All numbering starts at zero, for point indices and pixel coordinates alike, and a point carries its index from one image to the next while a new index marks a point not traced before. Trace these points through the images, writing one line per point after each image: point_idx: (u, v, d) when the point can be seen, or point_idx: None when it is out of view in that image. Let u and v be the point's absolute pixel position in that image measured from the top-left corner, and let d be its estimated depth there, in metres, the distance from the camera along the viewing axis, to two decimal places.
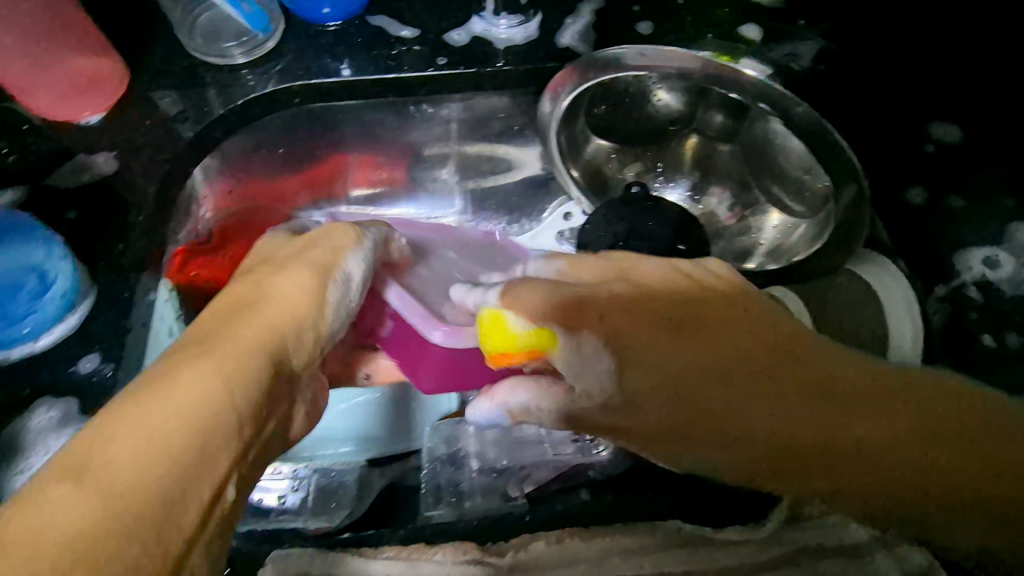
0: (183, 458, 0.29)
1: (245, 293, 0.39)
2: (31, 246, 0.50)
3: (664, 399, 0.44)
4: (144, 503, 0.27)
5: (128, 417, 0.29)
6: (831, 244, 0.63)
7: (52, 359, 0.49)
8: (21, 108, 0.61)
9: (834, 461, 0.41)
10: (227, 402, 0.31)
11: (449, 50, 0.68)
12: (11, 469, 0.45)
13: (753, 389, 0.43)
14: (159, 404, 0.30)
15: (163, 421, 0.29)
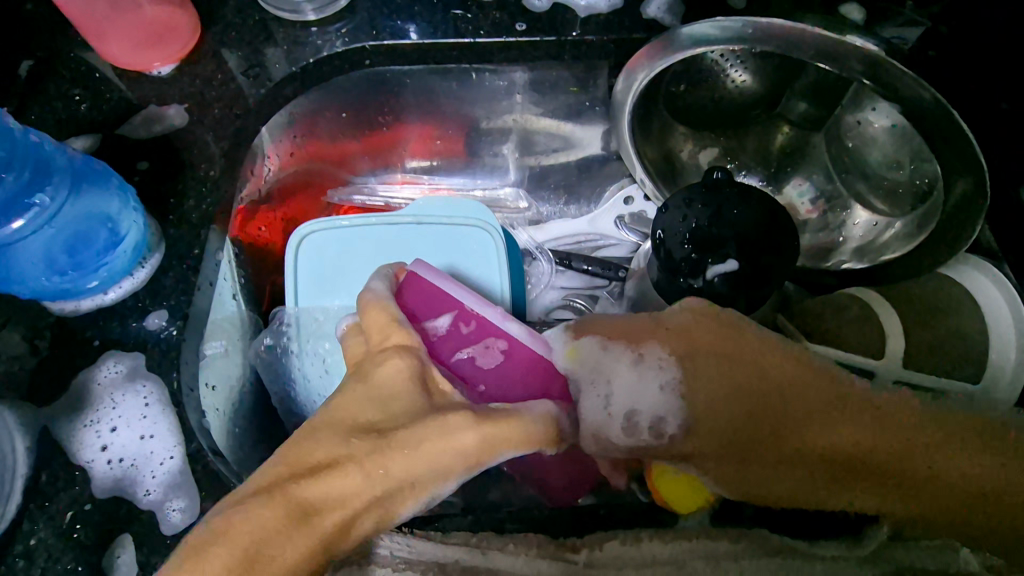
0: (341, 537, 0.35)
1: (390, 371, 0.40)
2: (103, 195, 0.47)
3: (716, 422, 0.39)
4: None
5: (286, 538, 0.33)
6: (929, 247, 0.59)
7: (121, 311, 0.48)
8: (95, 57, 0.60)
9: (896, 484, 0.37)
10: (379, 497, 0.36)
11: (528, 16, 0.65)
12: (79, 420, 0.44)
13: (819, 422, 0.38)
14: (321, 497, 0.34)
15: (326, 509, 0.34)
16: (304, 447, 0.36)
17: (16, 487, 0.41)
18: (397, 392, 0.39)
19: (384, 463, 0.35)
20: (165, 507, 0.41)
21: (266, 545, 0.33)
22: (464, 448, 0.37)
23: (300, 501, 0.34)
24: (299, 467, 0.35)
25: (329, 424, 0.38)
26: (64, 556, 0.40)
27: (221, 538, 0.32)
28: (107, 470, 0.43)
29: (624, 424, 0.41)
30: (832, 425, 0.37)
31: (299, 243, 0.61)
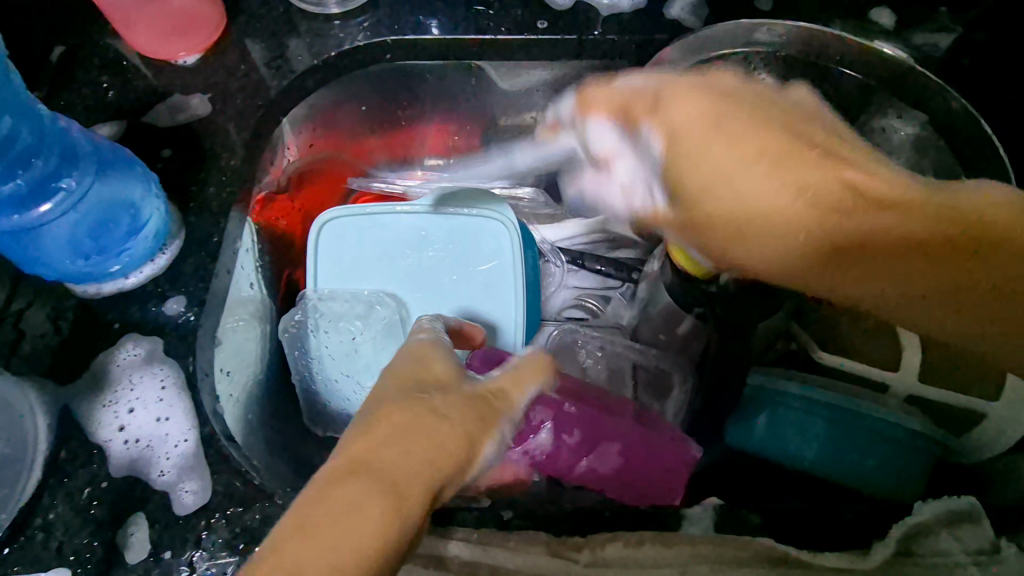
0: (428, 480, 0.30)
1: (418, 362, 0.38)
2: (126, 183, 0.48)
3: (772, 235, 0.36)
4: (397, 520, 0.29)
5: (397, 466, 0.30)
6: None
7: (141, 296, 0.49)
8: (122, 45, 0.61)
9: (910, 273, 0.34)
10: (455, 448, 0.32)
11: (550, 14, 0.64)
12: (98, 401, 0.45)
13: (880, 215, 0.33)
14: (407, 443, 0.31)
15: (409, 449, 0.31)
16: (379, 420, 0.33)
17: (37, 462, 0.43)
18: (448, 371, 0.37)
19: (463, 407, 0.34)
20: (178, 487, 0.42)
21: (342, 525, 0.28)
22: (517, 398, 0.36)
23: (378, 456, 0.31)
24: (380, 429, 0.32)
25: (392, 399, 0.35)
26: (80, 531, 0.41)
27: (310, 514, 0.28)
28: (123, 450, 0.44)
29: (631, 193, 0.42)
30: (873, 218, 0.33)
31: (319, 230, 0.64)
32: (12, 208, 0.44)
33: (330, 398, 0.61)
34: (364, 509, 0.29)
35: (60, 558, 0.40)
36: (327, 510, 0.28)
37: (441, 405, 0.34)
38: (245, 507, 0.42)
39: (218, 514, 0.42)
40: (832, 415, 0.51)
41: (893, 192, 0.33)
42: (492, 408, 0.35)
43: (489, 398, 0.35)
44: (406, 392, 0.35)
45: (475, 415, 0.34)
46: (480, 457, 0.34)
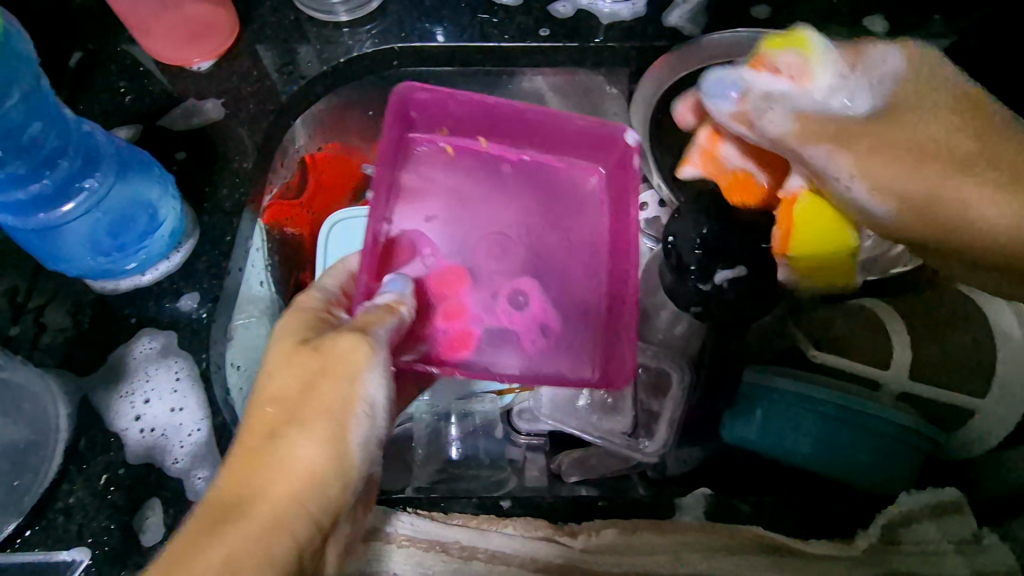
0: (301, 490, 0.32)
1: (290, 354, 0.36)
2: (145, 184, 0.50)
3: (898, 172, 0.40)
4: (277, 545, 0.30)
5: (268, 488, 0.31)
6: None
7: (157, 292, 0.51)
8: (139, 51, 0.64)
9: (1014, 184, 0.39)
10: (321, 464, 0.32)
11: (552, 21, 0.66)
12: (115, 391, 0.47)
13: (937, 157, 0.40)
14: (269, 467, 0.32)
15: (291, 469, 0.32)
16: (241, 447, 0.33)
17: (58, 449, 0.45)
18: (295, 369, 0.34)
19: (316, 409, 0.33)
20: (191, 474, 0.44)
21: (235, 557, 0.29)
22: (357, 378, 0.34)
23: (241, 491, 0.31)
24: (241, 464, 0.32)
25: (254, 412, 0.34)
26: (99, 515, 0.43)
27: (189, 564, 0.28)
28: (139, 439, 0.46)
29: (830, 108, 0.41)
30: (931, 154, 0.39)
31: (328, 230, 0.66)
32: (37, 207, 0.46)
33: None
34: (193, 558, 0.28)
35: (79, 540, 0.42)
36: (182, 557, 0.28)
37: (288, 421, 0.33)
38: None
39: None
40: (830, 409, 0.50)
41: (930, 147, 0.40)
42: (314, 387, 0.34)
43: (316, 378, 0.34)
44: (277, 411, 0.34)
45: (291, 408, 0.33)
46: (320, 459, 0.32)
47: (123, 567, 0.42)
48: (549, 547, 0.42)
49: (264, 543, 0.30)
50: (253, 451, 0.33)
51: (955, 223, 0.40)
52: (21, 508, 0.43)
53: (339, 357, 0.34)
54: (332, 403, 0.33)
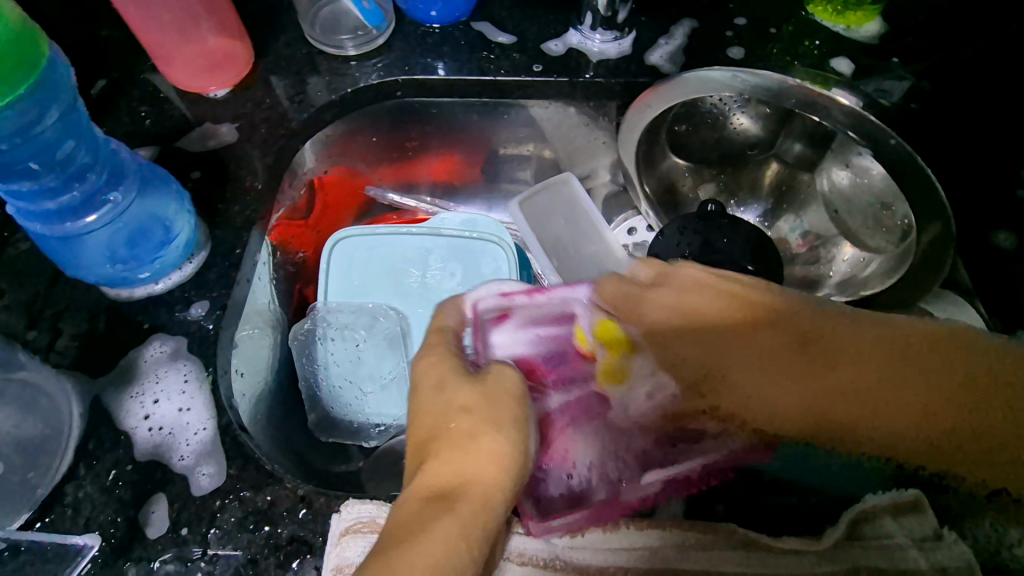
0: (508, 480, 0.36)
1: (471, 387, 0.39)
2: (162, 199, 0.54)
3: (779, 382, 0.42)
4: (471, 540, 0.33)
5: (444, 516, 0.33)
6: (885, 280, 0.66)
7: (169, 300, 0.54)
8: (161, 81, 0.69)
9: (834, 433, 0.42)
10: (516, 459, 0.36)
11: (545, 59, 0.72)
12: (126, 393, 0.50)
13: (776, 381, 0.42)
14: (450, 463, 0.36)
15: (487, 456, 0.36)
16: (434, 462, 0.36)
17: (68, 447, 0.47)
18: (468, 394, 0.39)
19: (489, 408, 0.38)
20: (196, 471, 0.46)
21: (427, 521, 0.33)
22: (509, 383, 0.40)
23: (434, 486, 0.35)
24: (433, 472, 0.36)
25: (433, 431, 0.38)
26: (105, 509, 0.45)
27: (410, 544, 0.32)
28: (148, 437, 0.48)
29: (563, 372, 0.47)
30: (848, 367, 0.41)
31: (333, 247, 0.71)
32: (64, 216, 0.50)
33: (333, 403, 0.66)
34: (437, 527, 0.32)
35: (86, 531, 0.44)
36: (406, 527, 0.33)
37: (486, 422, 0.37)
38: (257, 489, 0.46)
39: (232, 495, 0.46)
40: None
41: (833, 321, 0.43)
42: (498, 403, 0.38)
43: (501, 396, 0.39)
44: (458, 416, 0.38)
45: (487, 414, 0.37)
46: (511, 453, 0.36)
47: (128, 558, 0.44)
48: (536, 544, 0.44)
49: (475, 528, 0.33)
50: (454, 468, 0.35)
51: (901, 429, 0.40)
52: (31, 502, 0.45)
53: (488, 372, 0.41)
54: (514, 415, 0.38)
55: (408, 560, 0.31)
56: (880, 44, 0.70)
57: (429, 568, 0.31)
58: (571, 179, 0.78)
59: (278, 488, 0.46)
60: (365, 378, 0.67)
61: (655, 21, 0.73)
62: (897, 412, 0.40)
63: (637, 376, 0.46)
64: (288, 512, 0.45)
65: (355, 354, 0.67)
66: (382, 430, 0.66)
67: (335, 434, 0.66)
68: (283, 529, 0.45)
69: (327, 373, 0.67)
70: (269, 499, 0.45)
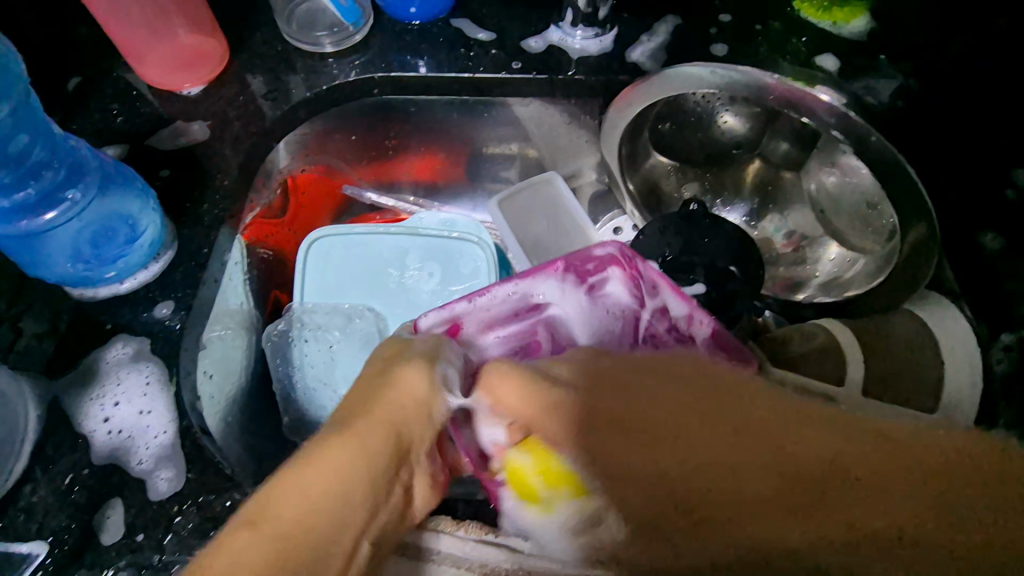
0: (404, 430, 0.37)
1: (402, 348, 0.43)
2: (126, 197, 0.52)
3: (760, 469, 0.38)
4: (349, 480, 0.34)
5: (328, 458, 0.34)
6: (873, 281, 0.64)
7: (134, 300, 0.53)
8: (134, 78, 0.68)
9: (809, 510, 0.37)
10: (415, 417, 0.38)
11: (525, 56, 0.70)
12: (86, 394, 0.49)
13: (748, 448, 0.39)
14: (358, 405, 0.38)
15: (392, 402, 0.38)
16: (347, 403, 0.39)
17: (25, 449, 0.46)
18: (403, 357, 0.41)
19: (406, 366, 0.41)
20: (154, 475, 0.45)
21: (323, 449, 0.35)
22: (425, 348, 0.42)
23: (342, 418, 0.38)
24: (345, 413, 0.38)
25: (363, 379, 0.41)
26: (60, 513, 0.44)
27: (307, 467, 0.34)
28: (107, 440, 0.47)
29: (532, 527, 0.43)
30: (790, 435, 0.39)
31: (308, 247, 0.70)
32: (22, 214, 0.49)
33: (307, 405, 0.64)
34: (328, 448, 0.35)
35: (40, 535, 0.43)
36: (307, 449, 0.36)
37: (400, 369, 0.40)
38: (215, 494, 0.45)
39: (189, 500, 0.44)
40: None
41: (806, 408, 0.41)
42: (413, 360, 0.41)
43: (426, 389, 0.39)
44: (376, 375, 0.40)
45: (400, 369, 0.40)
46: (417, 406, 0.38)
47: (81, 564, 0.43)
48: (497, 552, 0.43)
49: (360, 462, 0.34)
50: (361, 407, 0.38)
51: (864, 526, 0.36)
52: None
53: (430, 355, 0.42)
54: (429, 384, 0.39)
55: (293, 483, 0.33)
56: (866, 42, 0.69)
57: (314, 494, 0.33)
58: (553, 177, 0.77)
59: (239, 494, 0.45)
60: (341, 379, 0.65)
61: (637, 18, 0.72)
62: (877, 505, 0.36)
63: (562, 514, 0.41)
64: None
65: (331, 355, 0.66)
66: None
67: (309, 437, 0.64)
68: None
69: (301, 375, 0.65)
70: (228, 505, 0.44)
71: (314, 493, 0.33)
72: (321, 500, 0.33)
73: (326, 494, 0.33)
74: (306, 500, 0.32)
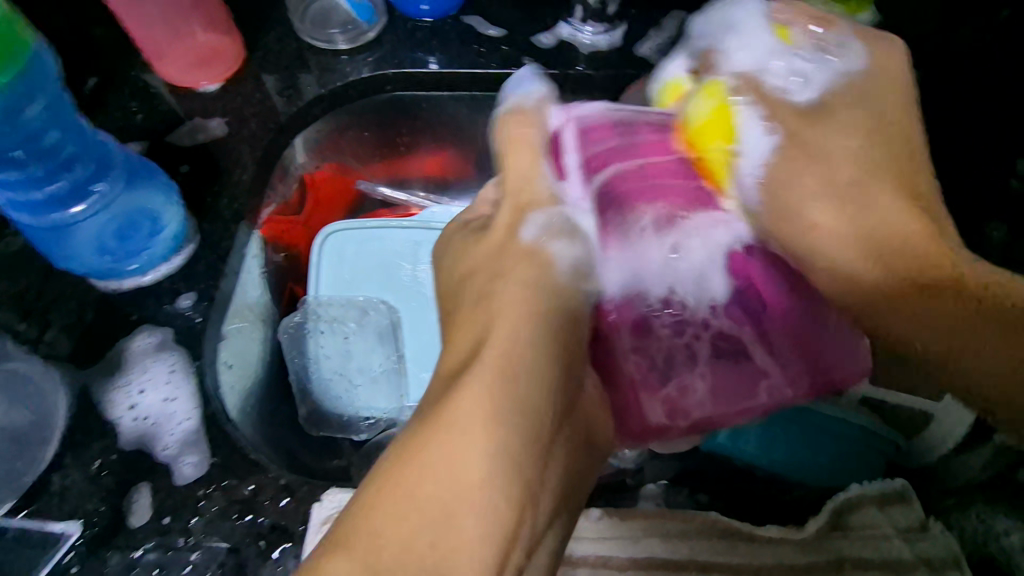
0: (531, 388, 0.35)
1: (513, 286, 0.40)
2: (150, 191, 0.54)
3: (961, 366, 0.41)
4: (490, 443, 0.32)
5: (463, 417, 0.33)
6: None
7: (157, 292, 0.54)
8: (152, 76, 0.69)
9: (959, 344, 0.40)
10: (545, 367, 0.36)
11: (534, 51, 0.71)
12: (112, 383, 0.50)
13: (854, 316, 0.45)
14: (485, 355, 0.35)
15: (511, 349, 0.36)
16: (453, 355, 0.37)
17: (55, 436, 0.47)
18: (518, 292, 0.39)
19: (510, 290, 0.39)
20: (180, 460, 0.47)
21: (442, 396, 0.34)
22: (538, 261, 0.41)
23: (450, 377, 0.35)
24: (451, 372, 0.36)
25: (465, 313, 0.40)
26: (90, 498, 0.45)
27: (420, 447, 0.32)
28: (133, 426, 0.48)
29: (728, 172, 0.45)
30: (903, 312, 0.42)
31: (324, 240, 0.71)
32: (52, 206, 0.50)
33: (323, 395, 0.66)
34: (449, 414, 0.33)
35: (71, 518, 0.45)
36: (427, 417, 0.34)
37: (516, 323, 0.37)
38: (240, 478, 0.46)
39: (215, 484, 0.46)
40: (792, 416, 0.50)
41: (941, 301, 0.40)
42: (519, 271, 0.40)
43: (523, 330, 0.37)
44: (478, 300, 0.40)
45: (518, 311, 0.38)
46: (529, 353, 0.36)
47: (112, 546, 0.44)
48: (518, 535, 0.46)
49: (495, 434, 0.33)
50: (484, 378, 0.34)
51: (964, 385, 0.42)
52: (19, 489, 0.46)
53: (522, 269, 0.40)
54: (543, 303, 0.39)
55: (419, 455, 0.32)
56: None
57: (446, 467, 0.31)
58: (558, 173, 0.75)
59: (262, 480, 0.46)
60: (353, 371, 0.67)
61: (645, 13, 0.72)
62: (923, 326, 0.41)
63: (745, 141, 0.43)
64: (271, 501, 0.45)
65: (345, 348, 0.67)
66: (371, 423, 0.66)
67: (325, 428, 0.66)
68: (265, 517, 0.45)
69: (317, 367, 0.67)
70: (252, 489, 0.46)
71: (447, 474, 0.31)
72: (456, 460, 0.32)
73: (455, 467, 0.32)
74: (441, 468, 0.32)
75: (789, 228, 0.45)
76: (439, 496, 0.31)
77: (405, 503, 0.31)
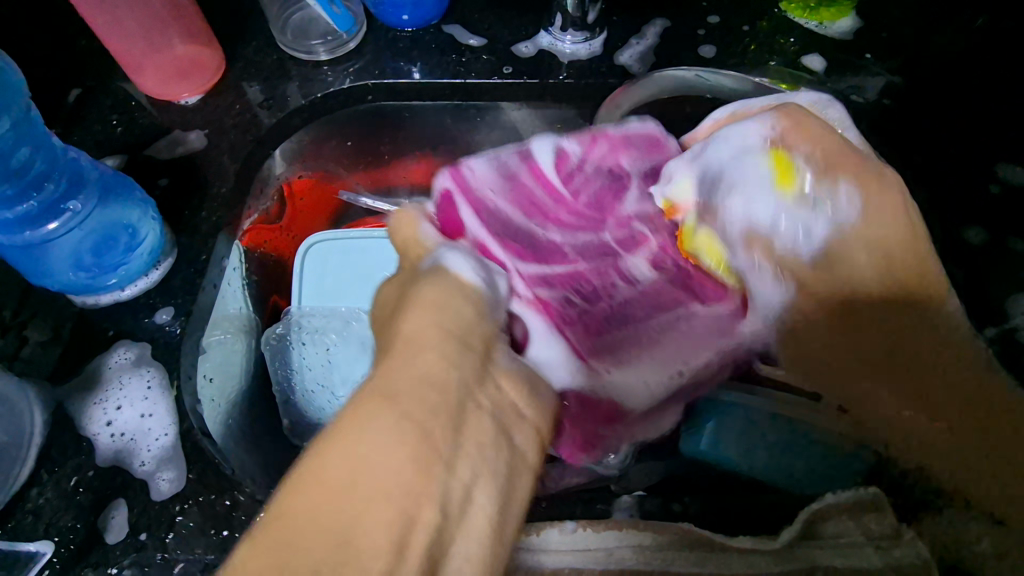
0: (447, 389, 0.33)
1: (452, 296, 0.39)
2: (126, 206, 0.54)
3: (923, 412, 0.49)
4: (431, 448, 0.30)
5: (376, 422, 0.30)
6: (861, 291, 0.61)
7: (135, 307, 0.54)
8: (132, 89, 0.69)
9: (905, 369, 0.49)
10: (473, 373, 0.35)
11: (515, 60, 0.72)
12: (89, 399, 0.50)
13: (864, 358, 0.50)
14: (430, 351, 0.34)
15: (438, 355, 0.34)
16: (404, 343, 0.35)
17: (31, 454, 0.47)
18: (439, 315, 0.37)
19: (451, 301, 0.38)
20: (156, 476, 0.47)
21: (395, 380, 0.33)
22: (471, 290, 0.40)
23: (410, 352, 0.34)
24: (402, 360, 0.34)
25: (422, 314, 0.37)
26: (66, 515, 0.46)
27: (344, 438, 0.30)
28: (110, 442, 0.48)
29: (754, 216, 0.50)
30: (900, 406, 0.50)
31: (306, 252, 0.71)
32: (25, 225, 0.50)
33: (306, 406, 0.65)
34: (394, 400, 0.31)
35: (45, 536, 0.45)
36: (367, 411, 0.31)
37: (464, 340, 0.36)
38: (216, 494, 0.46)
39: (190, 500, 0.46)
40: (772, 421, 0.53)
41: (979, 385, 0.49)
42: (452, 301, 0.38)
43: (464, 349, 0.35)
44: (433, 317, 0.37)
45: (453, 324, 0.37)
46: (458, 368, 0.34)
47: (85, 564, 0.44)
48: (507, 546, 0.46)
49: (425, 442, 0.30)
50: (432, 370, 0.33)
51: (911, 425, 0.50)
52: None
53: (438, 296, 0.38)
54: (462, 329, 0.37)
55: (350, 442, 0.30)
56: (852, 42, 0.70)
57: (381, 469, 0.29)
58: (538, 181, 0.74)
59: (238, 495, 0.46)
60: (338, 381, 0.67)
61: (626, 22, 0.73)
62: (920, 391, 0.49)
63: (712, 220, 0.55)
64: (247, 516, 0.45)
65: (327, 358, 0.67)
66: None
67: (306, 439, 0.64)
68: (240, 533, 0.45)
69: (299, 377, 0.66)
70: (228, 504, 0.46)
71: (359, 478, 0.29)
72: (386, 471, 0.29)
73: (386, 468, 0.29)
74: (365, 476, 0.29)
75: (823, 266, 0.49)
76: (337, 517, 0.28)
77: (298, 531, 0.27)
